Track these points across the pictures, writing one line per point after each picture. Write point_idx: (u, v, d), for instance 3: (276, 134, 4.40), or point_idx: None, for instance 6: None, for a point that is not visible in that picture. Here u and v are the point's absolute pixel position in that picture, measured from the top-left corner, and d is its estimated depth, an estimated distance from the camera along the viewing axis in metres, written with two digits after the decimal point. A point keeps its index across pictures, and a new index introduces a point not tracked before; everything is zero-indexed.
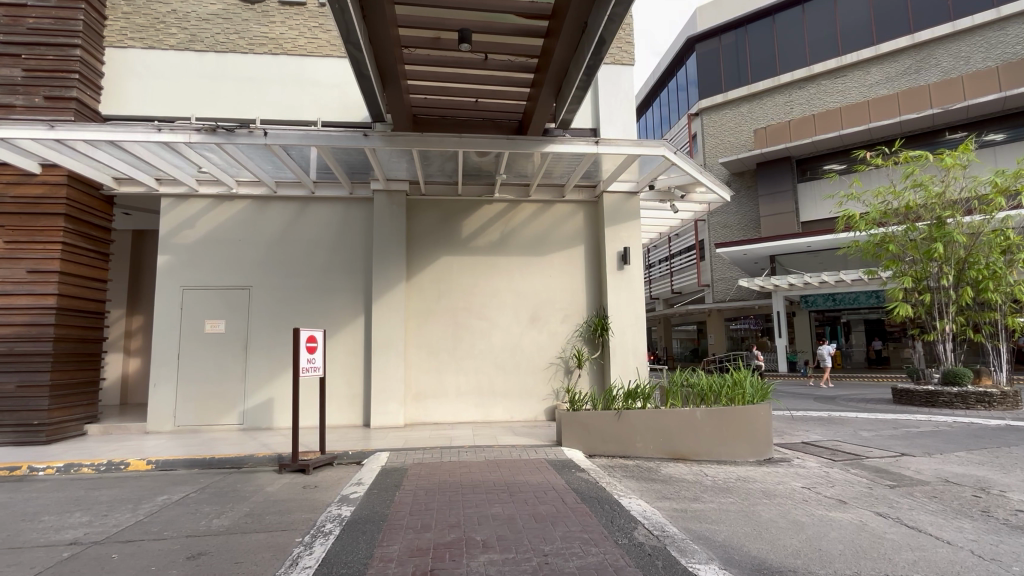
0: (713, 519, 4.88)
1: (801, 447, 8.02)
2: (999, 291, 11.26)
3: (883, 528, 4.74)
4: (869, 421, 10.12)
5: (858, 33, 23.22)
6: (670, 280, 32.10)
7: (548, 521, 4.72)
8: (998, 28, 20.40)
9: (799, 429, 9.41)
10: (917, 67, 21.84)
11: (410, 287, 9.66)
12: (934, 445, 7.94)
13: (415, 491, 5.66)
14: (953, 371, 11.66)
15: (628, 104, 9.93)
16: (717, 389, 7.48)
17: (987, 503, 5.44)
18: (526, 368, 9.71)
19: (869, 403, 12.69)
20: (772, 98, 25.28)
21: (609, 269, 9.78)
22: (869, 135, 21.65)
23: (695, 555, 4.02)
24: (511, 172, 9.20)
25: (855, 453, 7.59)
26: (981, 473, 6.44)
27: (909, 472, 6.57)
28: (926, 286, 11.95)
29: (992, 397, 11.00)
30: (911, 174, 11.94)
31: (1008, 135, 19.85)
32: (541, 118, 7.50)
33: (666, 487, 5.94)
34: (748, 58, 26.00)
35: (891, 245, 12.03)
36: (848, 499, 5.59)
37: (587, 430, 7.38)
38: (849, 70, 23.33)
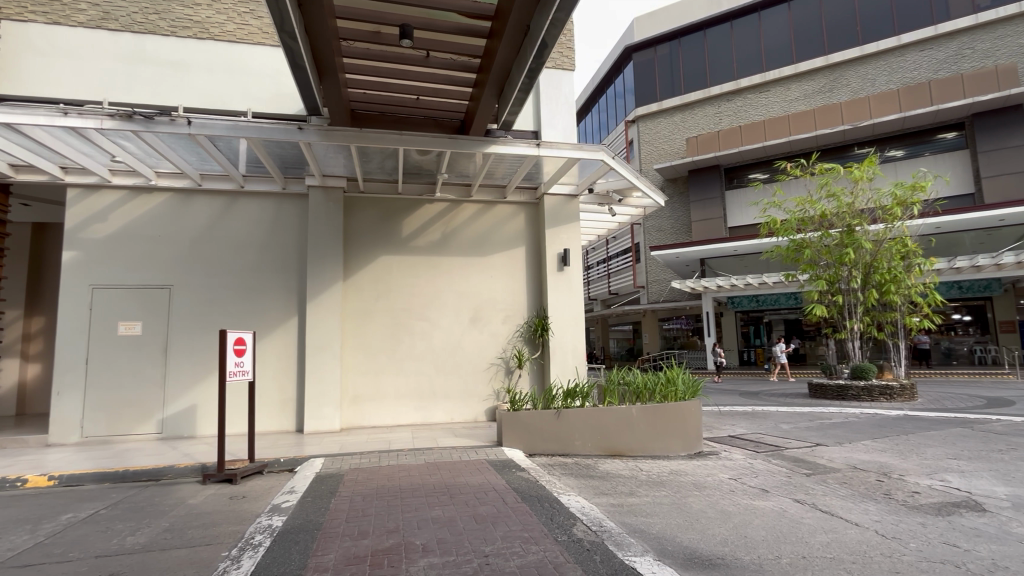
0: (647, 512, 5.05)
1: (727, 440, 8.47)
2: (899, 293, 12.32)
3: (801, 514, 5.09)
4: (788, 414, 10.84)
5: (780, 51, 24.87)
6: (608, 281, 32.95)
7: (488, 522, 4.71)
8: (898, 54, 22.50)
9: (726, 424, 9.94)
10: (831, 86, 23.67)
11: (347, 287, 9.35)
12: (844, 435, 8.62)
13: (352, 497, 5.48)
14: (860, 366, 12.77)
15: (568, 109, 10.10)
16: (651, 387, 7.78)
17: (889, 486, 5.97)
18: (466, 369, 9.67)
19: (788, 397, 13.59)
20: (703, 109, 26.59)
21: (550, 270, 9.90)
22: (788, 147, 23.22)
23: (632, 548, 4.15)
24: (452, 171, 9.12)
25: (775, 445, 8.10)
26: (883, 459, 7.07)
27: (823, 460, 7.10)
28: (838, 288, 12.95)
29: (893, 389, 12.08)
30: (825, 185, 12.92)
31: (907, 151, 21.87)
32: (483, 118, 7.50)
33: (604, 483, 6.09)
34: (680, 70, 27.23)
35: (808, 250, 12.99)
36: (770, 488, 5.96)
37: (526, 429, 7.45)
38: (772, 85, 24.94)
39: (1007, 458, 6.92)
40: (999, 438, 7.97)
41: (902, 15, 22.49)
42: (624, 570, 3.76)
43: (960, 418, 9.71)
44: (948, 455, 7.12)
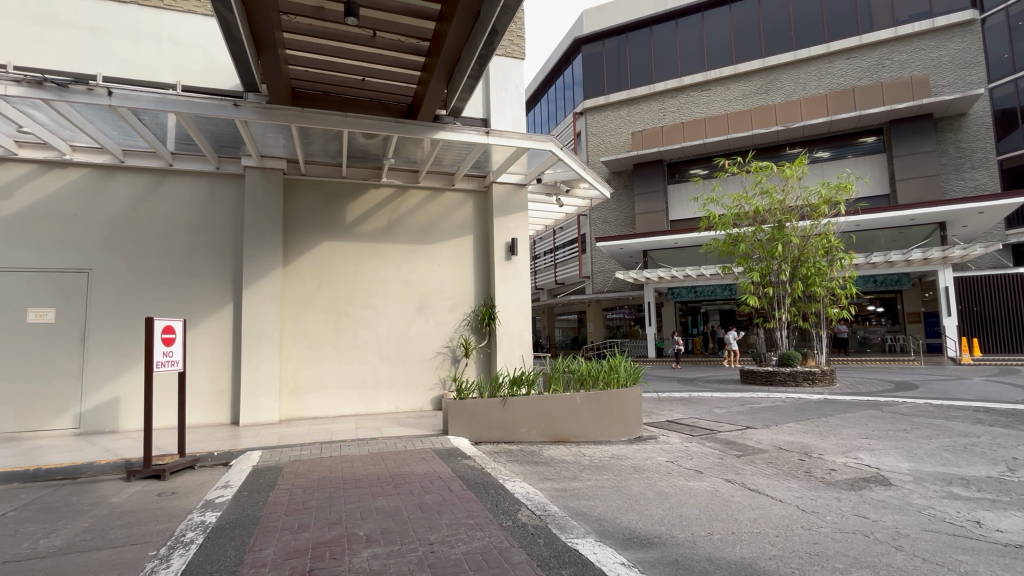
0: (590, 496, 5.20)
1: (665, 425, 8.84)
2: (823, 285, 13.18)
3: (731, 492, 5.41)
4: (722, 399, 11.43)
5: (721, 52, 25.86)
6: (554, 271, 33.38)
7: (433, 510, 4.70)
8: (827, 61, 23.91)
9: (664, 409, 10.38)
10: (766, 88, 24.89)
11: (287, 274, 8.98)
12: (771, 418, 9.20)
13: (292, 490, 5.32)
14: (786, 354, 13.66)
15: (518, 98, 10.10)
16: (595, 374, 7.98)
17: (809, 464, 6.44)
18: (412, 359, 9.55)
19: (723, 383, 14.31)
20: (648, 105, 27.30)
21: (497, 259, 9.90)
22: (726, 144, 24.24)
23: (574, 530, 4.27)
24: (399, 157, 8.90)
25: (709, 428, 8.54)
26: (805, 440, 7.60)
27: (752, 442, 7.55)
28: (769, 281, 13.72)
29: (815, 374, 13.01)
30: (759, 183, 13.61)
31: (832, 153, 23.32)
32: (432, 104, 7.37)
33: (548, 468, 6.21)
34: (627, 65, 27.79)
35: (743, 244, 13.65)
36: (703, 469, 6.28)
37: (473, 417, 7.48)
38: (713, 85, 25.91)
39: (910, 436, 7.62)
40: (903, 419, 8.76)
41: (831, 23, 23.86)
42: (567, 553, 3.85)
43: (872, 401, 10.58)
44: (860, 435, 7.77)
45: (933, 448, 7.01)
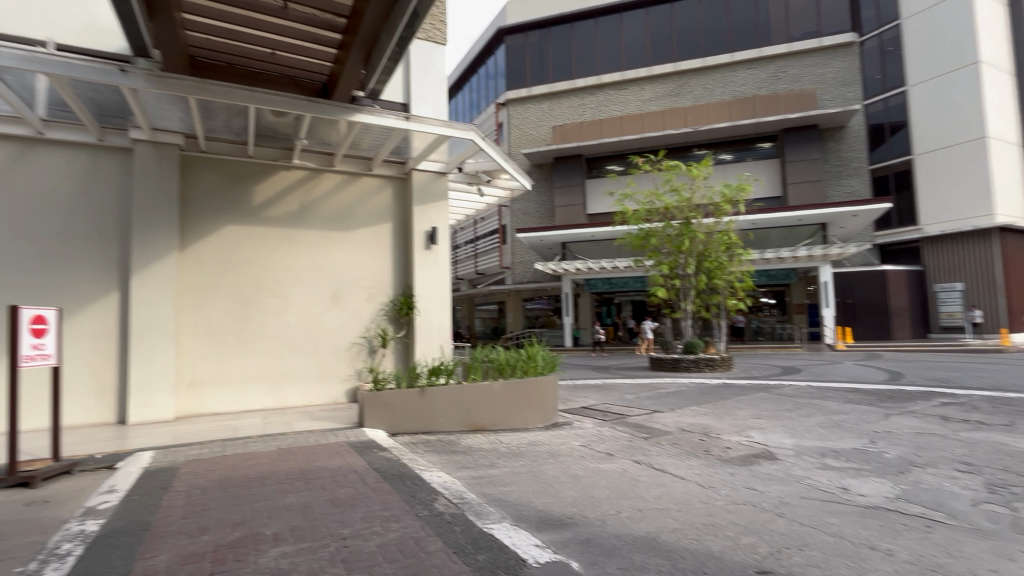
0: (506, 482, 5.29)
1: (580, 411, 9.18)
2: (723, 278, 14.22)
3: (638, 472, 5.73)
4: (632, 385, 12.06)
5: (637, 53, 26.93)
6: (475, 261, 33.38)
7: (347, 504, 4.58)
8: (731, 70, 25.65)
9: (579, 396, 10.77)
10: (677, 91, 26.29)
11: (184, 259, 8.28)
12: (675, 401, 9.85)
13: (189, 491, 4.95)
14: (690, 342, 14.64)
15: (439, 84, 9.91)
16: (513, 362, 8.10)
17: (709, 443, 6.96)
18: (325, 350, 9.17)
19: (633, 370, 15.08)
20: (569, 100, 27.91)
21: (416, 248, 9.72)
22: (641, 143, 25.36)
23: (490, 516, 4.33)
24: (312, 138, 8.46)
25: (620, 413, 8.98)
26: (705, 421, 8.21)
27: (658, 425, 8.03)
28: (676, 273, 14.60)
29: (714, 360, 14.08)
30: (669, 181, 14.39)
31: (734, 156, 25.09)
32: (348, 84, 7.07)
33: (465, 457, 6.24)
34: (549, 59, 28.20)
35: (653, 238, 14.41)
36: (614, 451, 6.60)
37: (390, 409, 7.33)
38: (629, 84, 26.96)
39: (793, 415, 8.47)
40: (788, 400, 9.72)
41: (735, 35, 25.61)
42: (482, 539, 3.90)
43: (762, 384, 11.63)
44: (751, 415, 8.52)
45: (811, 425, 7.84)
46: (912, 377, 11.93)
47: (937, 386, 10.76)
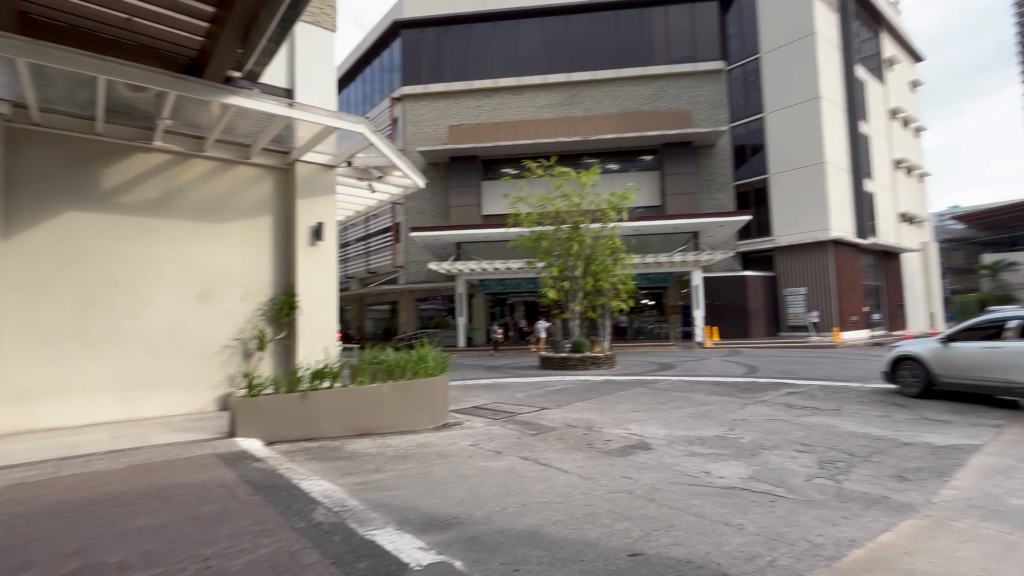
0: (391, 486, 5.15)
1: (470, 411, 9.22)
2: (608, 281, 15.06)
3: (524, 468, 5.88)
4: (522, 384, 12.36)
5: (533, 60, 27.70)
6: (366, 259, 32.20)
7: (211, 522, 4.18)
8: (618, 85, 27.31)
9: (471, 396, 10.81)
10: (570, 101, 27.45)
11: (10, 249, 7.06)
12: (562, 398, 10.26)
13: (10, 521, 4.22)
14: (578, 341, 15.33)
15: (328, 72, 9.42)
16: (403, 364, 7.91)
17: (591, 437, 7.34)
18: (191, 353, 8.30)
19: (524, 369, 15.45)
20: (466, 101, 27.97)
21: (300, 243, 9.15)
22: (535, 148, 26.13)
23: (372, 522, 4.19)
24: (177, 118, 7.63)
25: (510, 411, 9.16)
26: (589, 416, 8.64)
27: (546, 421, 8.31)
28: (565, 275, 15.21)
29: (599, 358, 14.88)
30: (560, 186, 14.94)
31: (620, 166, 26.73)
32: (223, 63, 6.49)
33: (349, 463, 5.98)
34: (446, 58, 28.05)
35: (545, 241, 14.89)
36: (502, 449, 6.71)
37: (266, 416, 6.83)
38: (525, 90, 27.65)
39: (666, 407, 9.21)
40: (662, 394, 10.54)
41: (622, 52, 27.32)
42: (363, 546, 3.76)
43: (640, 380, 12.50)
44: (630, 409, 9.12)
45: (681, 416, 8.58)
46: (763, 371, 13.50)
47: (783, 377, 12.27)
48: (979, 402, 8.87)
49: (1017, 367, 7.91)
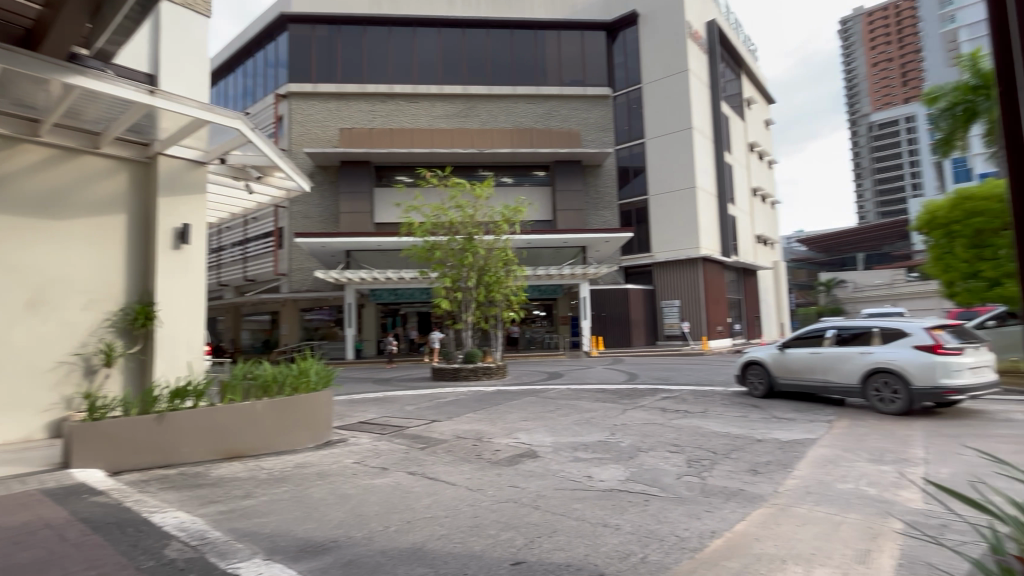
0: (262, 512, 4.74)
1: (356, 426, 8.81)
2: (501, 292, 15.28)
3: (410, 484, 5.71)
4: (412, 397, 12.08)
5: (429, 70, 27.60)
6: (243, 266, 29.69)
7: (31, 571, 3.54)
8: (513, 101, 28.09)
9: (357, 410, 10.35)
10: (466, 113, 27.70)
11: None
12: (453, 410, 10.19)
13: None
14: (470, 352, 15.37)
15: (199, 60, 8.62)
16: (281, 379, 7.34)
17: (480, 448, 7.34)
18: (13, 373, 7.01)
19: (415, 381, 15.12)
20: (358, 104, 27.10)
21: (160, 246, 8.22)
22: (430, 157, 25.97)
23: (237, 554, 3.81)
24: (4, 95, 6.50)
25: (398, 425, 8.90)
26: (479, 427, 8.64)
27: (435, 434, 8.18)
28: (458, 286, 15.20)
29: (491, 369, 15.03)
30: (454, 197, 14.94)
31: (514, 180, 27.40)
32: (67, 38, 5.68)
33: (214, 490, 5.41)
34: (338, 58, 27.02)
35: (438, 251, 14.79)
36: (388, 465, 6.47)
37: (113, 442, 5.98)
38: (421, 99, 27.43)
39: (553, 415, 9.50)
40: (550, 402, 10.88)
41: (517, 70, 28.18)
42: None
43: (530, 389, 12.81)
44: (519, 418, 9.29)
45: (568, 423, 8.90)
46: (642, 378, 14.46)
47: (659, 383, 13.23)
48: (808, 399, 10.27)
49: (832, 369, 9.30)
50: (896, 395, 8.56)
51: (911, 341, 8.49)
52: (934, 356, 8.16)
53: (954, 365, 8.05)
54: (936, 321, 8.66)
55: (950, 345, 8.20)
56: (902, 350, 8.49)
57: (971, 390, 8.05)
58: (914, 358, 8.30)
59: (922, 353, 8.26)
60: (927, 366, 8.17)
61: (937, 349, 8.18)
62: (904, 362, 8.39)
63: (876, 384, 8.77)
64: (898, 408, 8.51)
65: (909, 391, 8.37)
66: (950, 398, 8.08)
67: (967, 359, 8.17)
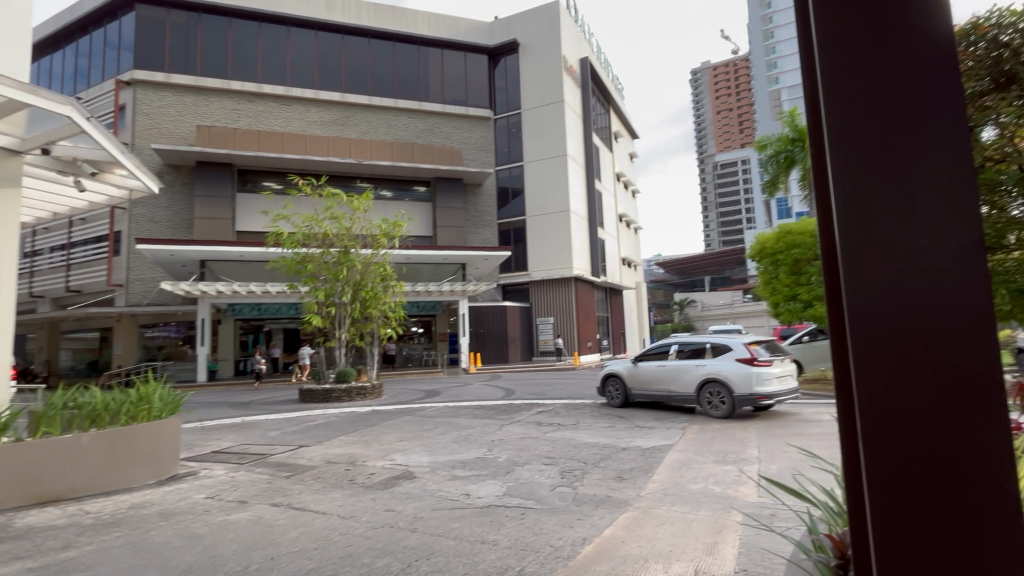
0: (87, 564, 4.04)
1: (209, 457, 7.89)
2: (378, 308, 14.77)
3: (274, 516, 5.25)
4: (276, 421, 11.14)
5: (304, 72, 26.22)
6: (65, 273, 25.22)
7: None
8: (394, 114, 27.68)
9: (210, 439, 9.28)
10: (344, 122, 26.70)
11: None
12: (323, 433, 9.59)
13: None
14: (343, 371, 14.63)
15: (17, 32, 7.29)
16: (114, 408, 6.27)
17: (353, 472, 6.98)
18: None
19: (279, 404, 13.96)
20: (220, 101, 24.85)
21: None
22: (303, 165, 24.58)
23: None
24: None
25: (260, 453, 8.14)
26: (352, 450, 8.22)
27: (303, 460, 7.62)
28: (331, 301, 14.45)
29: (366, 388, 14.43)
30: (329, 208, 14.24)
31: (393, 194, 26.86)
32: None
33: (18, 544, 4.49)
34: (198, 49, 24.61)
35: (309, 264, 14.00)
36: (248, 498, 5.89)
37: None
38: (293, 102, 25.91)
39: (431, 434, 9.35)
40: (428, 421, 10.71)
41: (399, 83, 27.88)
42: None
43: (407, 408, 12.51)
44: (396, 439, 9.01)
45: (446, 441, 8.82)
46: (518, 393, 14.85)
47: (535, 398, 13.68)
48: (659, 408, 11.34)
49: (674, 379, 10.40)
50: (721, 402, 9.80)
51: (733, 354, 9.78)
52: (751, 367, 9.49)
53: (765, 375, 9.42)
54: (755, 337, 10.02)
55: (762, 358, 9.58)
56: (727, 363, 9.73)
57: (778, 396, 9.47)
58: (736, 369, 9.60)
59: (742, 365, 9.58)
60: (745, 376, 9.50)
61: (753, 361, 9.52)
62: (729, 373, 9.66)
63: (708, 393, 9.96)
64: (722, 413, 9.76)
65: (732, 398, 9.64)
66: (762, 403, 9.44)
67: (775, 369, 9.56)
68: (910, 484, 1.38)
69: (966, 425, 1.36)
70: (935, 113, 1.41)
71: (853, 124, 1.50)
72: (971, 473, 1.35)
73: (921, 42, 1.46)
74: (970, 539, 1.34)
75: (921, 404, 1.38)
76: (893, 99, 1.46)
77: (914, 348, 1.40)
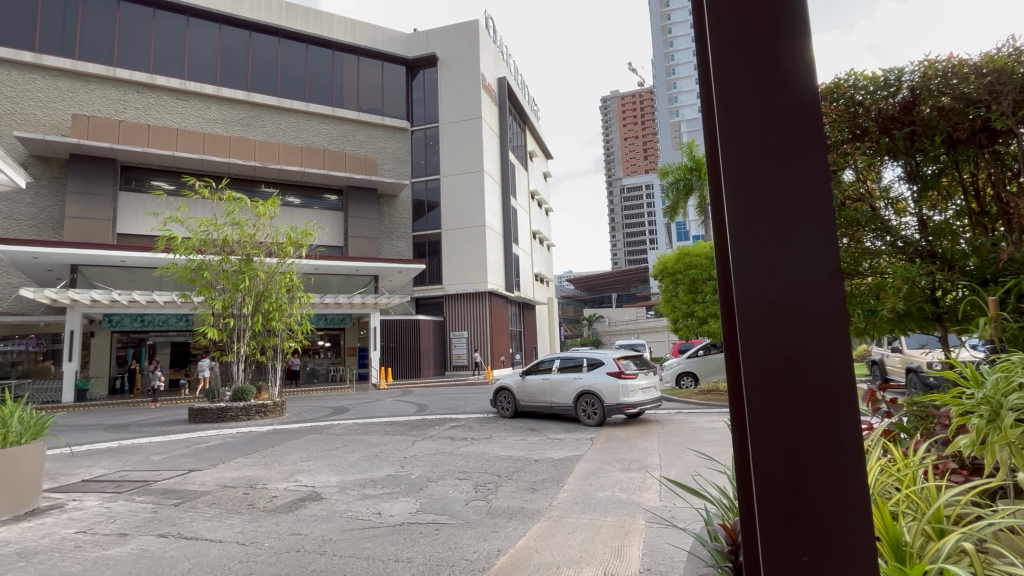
0: None
1: (79, 487, 7.04)
2: (282, 320, 13.94)
3: (162, 548, 4.80)
4: (162, 444, 10.17)
5: (204, 67, 24.52)
6: None
7: None
8: (304, 118, 26.59)
9: (80, 466, 8.25)
10: (248, 122, 25.25)
11: None
12: (217, 456, 8.86)
13: None
14: (241, 388, 13.65)
15: None
16: None
17: (252, 496, 6.53)
18: None
19: (164, 425, 12.72)
20: (103, 90, 22.57)
21: None
22: (200, 165, 22.84)
23: None
24: None
25: (143, 480, 7.38)
26: (251, 473, 7.70)
27: (193, 486, 7.00)
28: (230, 312, 13.48)
29: (266, 407, 13.52)
30: (230, 212, 13.31)
31: (301, 201, 25.65)
32: None
33: None
34: (77, 30, 22.21)
35: (205, 272, 12.96)
36: (128, 530, 5.31)
37: None
38: (191, 98, 24.11)
39: (339, 453, 8.99)
40: (335, 439, 10.27)
41: (310, 87, 26.87)
42: None
43: (312, 426, 11.94)
44: (300, 459, 8.56)
45: (354, 459, 8.52)
46: (430, 408, 14.66)
47: (447, 413, 13.57)
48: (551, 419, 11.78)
49: (557, 391, 10.94)
50: (594, 411, 10.41)
51: (604, 367, 10.40)
52: (618, 379, 10.16)
53: (630, 386, 10.09)
54: (624, 352, 10.67)
55: (630, 370, 10.24)
56: (598, 376, 10.38)
57: (643, 405, 10.16)
58: (606, 381, 10.25)
59: (611, 377, 10.23)
60: (613, 387, 10.16)
61: (620, 374, 10.17)
62: (600, 385, 10.28)
63: (584, 403, 10.55)
64: (594, 421, 10.38)
65: (603, 408, 10.26)
66: (628, 412, 10.11)
67: (639, 381, 10.23)
68: (789, 500, 1.47)
69: (832, 445, 1.47)
70: (813, 148, 1.53)
71: (743, 156, 1.60)
72: (837, 489, 1.45)
73: (793, 92, 1.58)
74: (842, 554, 1.43)
75: (802, 421, 1.48)
76: (779, 133, 1.58)
77: (790, 373, 1.50)
